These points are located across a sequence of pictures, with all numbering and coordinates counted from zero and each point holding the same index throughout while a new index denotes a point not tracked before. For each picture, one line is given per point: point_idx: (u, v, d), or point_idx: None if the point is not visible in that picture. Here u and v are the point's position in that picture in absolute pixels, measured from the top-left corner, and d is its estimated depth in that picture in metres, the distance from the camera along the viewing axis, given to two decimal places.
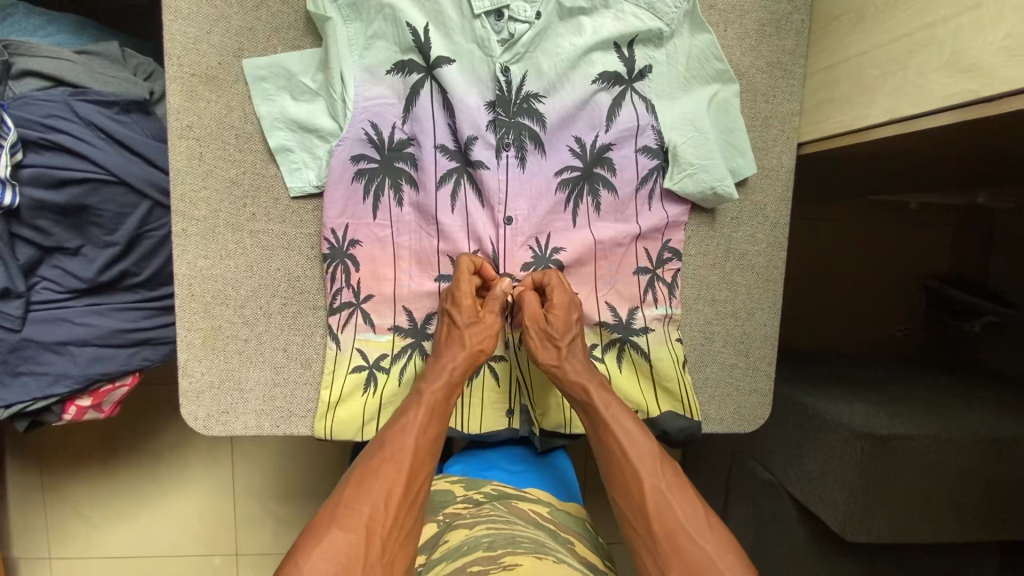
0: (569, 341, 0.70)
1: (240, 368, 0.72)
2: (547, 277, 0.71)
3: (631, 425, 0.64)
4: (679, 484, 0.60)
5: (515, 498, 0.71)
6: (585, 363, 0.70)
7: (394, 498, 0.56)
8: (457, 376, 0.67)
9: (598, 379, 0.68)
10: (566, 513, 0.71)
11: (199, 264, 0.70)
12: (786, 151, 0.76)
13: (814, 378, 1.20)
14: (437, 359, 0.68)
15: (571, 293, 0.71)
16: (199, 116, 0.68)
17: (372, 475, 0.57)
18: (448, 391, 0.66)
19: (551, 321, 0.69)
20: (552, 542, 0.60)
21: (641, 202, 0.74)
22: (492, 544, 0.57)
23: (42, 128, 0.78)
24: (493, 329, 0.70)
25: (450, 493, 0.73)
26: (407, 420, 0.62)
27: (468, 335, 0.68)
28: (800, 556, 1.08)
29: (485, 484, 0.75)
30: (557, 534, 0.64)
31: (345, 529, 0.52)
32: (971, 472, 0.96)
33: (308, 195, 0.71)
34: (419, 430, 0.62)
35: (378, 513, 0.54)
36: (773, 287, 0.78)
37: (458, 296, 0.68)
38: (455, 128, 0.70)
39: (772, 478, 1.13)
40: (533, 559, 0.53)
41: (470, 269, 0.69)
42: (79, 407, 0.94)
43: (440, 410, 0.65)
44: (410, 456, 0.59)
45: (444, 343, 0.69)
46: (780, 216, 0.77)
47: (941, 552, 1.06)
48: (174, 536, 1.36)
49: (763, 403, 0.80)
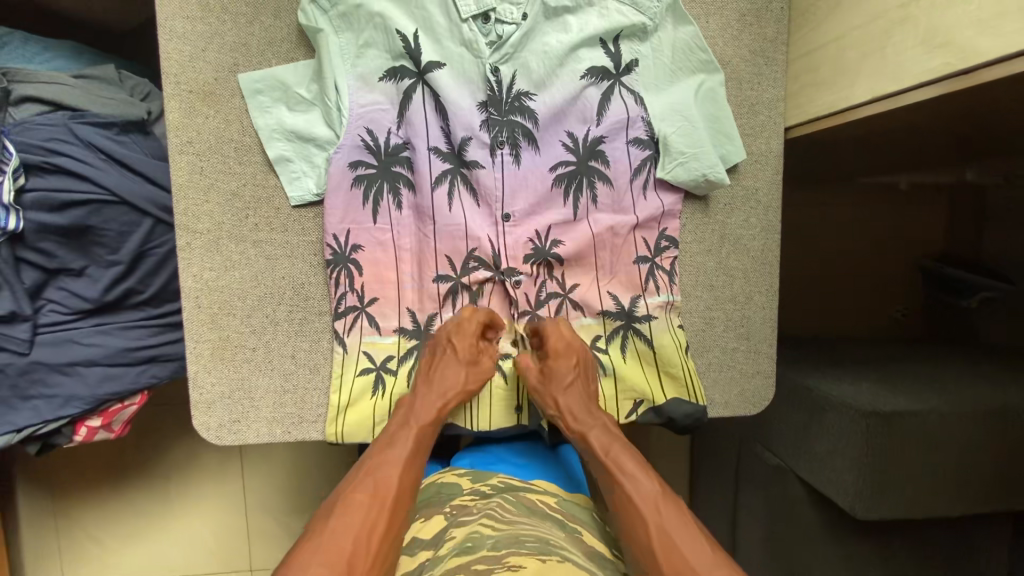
0: (567, 385, 0.71)
1: (249, 376, 0.73)
2: (544, 326, 0.75)
3: (634, 467, 0.60)
4: (687, 526, 0.55)
5: (523, 489, 0.68)
6: (587, 407, 0.69)
7: (375, 535, 0.54)
8: (446, 413, 0.69)
9: (598, 423, 0.67)
10: (575, 505, 0.69)
11: (204, 276, 0.71)
12: (774, 136, 0.77)
13: (816, 362, 1.21)
14: (425, 393, 0.69)
15: (568, 335, 0.74)
16: (198, 131, 0.69)
17: (354, 510, 0.55)
18: (432, 427, 0.68)
19: (554, 365, 0.72)
20: (558, 539, 0.58)
21: (636, 192, 0.76)
22: (496, 544, 0.54)
23: (43, 152, 0.79)
24: (487, 374, 0.74)
25: (456, 486, 0.70)
26: (392, 454, 0.62)
27: (465, 372, 0.72)
28: (812, 539, 1.09)
29: (490, 476, 0.73)
30: (565, 526, 0.62)
31: (323, 566, 0.50)
32: (976, 444, 0.97)
33: (309, 203, 0.72)
34: (402, 465, 0.61)
35: (358, 551, 0.52)
36: (769, 269, 0.79)
37: (463, 331, 0.72)
38: (449, 131, 0.72)
39: (780, 462, 1.14)
40: (539, 562, 0.50)
41: (485, 320, 0.74)
42: (89, 427, 0.94)
43: (424, 448, 0.66)
44: (394, 491, 0.58)
45: (434, 377, 0.71)
46: (772, 200, 0.79)
47: (952, 525, 1.07)
48: (188, 556, 1.36)
49: (766, 385, 0.81)
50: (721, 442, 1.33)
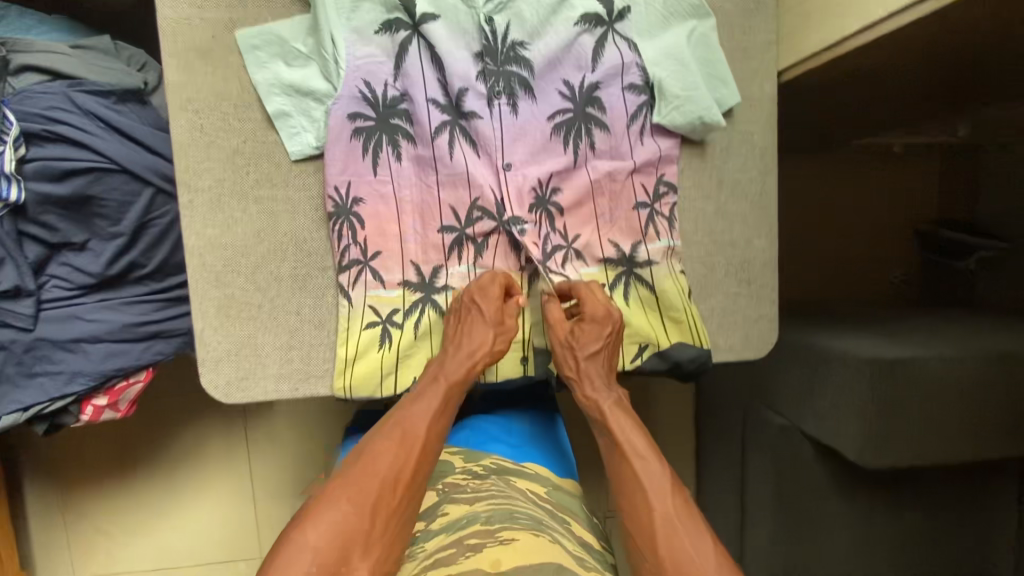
0: (592, 353, 0.73)
1: (255, 334, 0.74)
2: (577, 287, 0.75)
3: (646, 452, 0.66)
4: (688, 515, 0.60)
5: (514, 474, 0.73)
6: (605, 381, 0.73)
7: (400, 479, 0.61)
8: (473, 374, 0.71)
9: (614, 400, 0.71)
10: (563, 493, 0.73)
11: (207, 235, 0.72)
12: (767, 80, 0.78)
13: (818, 322, 1.22)
14: (453, 351, 0.71)
15: (605, 303, 0.74)
16: (196, 89, 0.70)
17: (384, 455, 0.62)
18: (460, 384, 0.70)
19: (579, 331, 0.73)
20: (549, 518, 0.64)
21: (633, 138, 0.76)
22: (491, 519, 0.60)
23: (44, 121, 0.80)
24: (511, 335, 0.74)
25: (450, 463, 0.75)
26: (421, 408, 0.66)
27: (492, 334, 0.72)
28: (820, 496, 1.09)
29: (484, 457, 0.76)
30: (555, 514, 0.66)
31: (353, 501, 0.58)
32: (982, 389, 0.97)
33: (309, 156, 0.72)
34: (430, 418, 0.66)
35: (384, 491, 0.59)
36: (768, 213, 0.80)
37: (487, 294, 0.73)
38: (446, 82, 0.73)
39: (785, 421, 1.14)
40: (529, 536, 0.57)
41: (503, 283, 0.74)
42: (95, 406, 0.94)
43: (452, 403, 0.69)
44: (421, 441, 0.64)
45: (461, 339, 0.71)
46: (768, 143, 0.79)
47: (959, 474, 1.07)
48: (198, 545, 1.36)
49: (770, 328, 0.81)
50: (726, 410, 1.33)
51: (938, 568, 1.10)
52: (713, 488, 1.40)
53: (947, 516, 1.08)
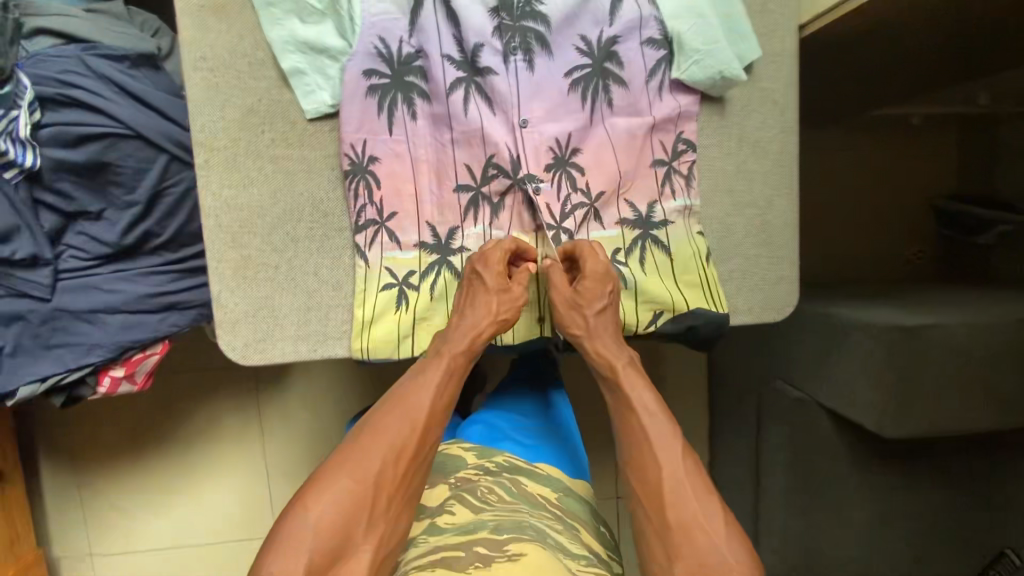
0: (599, 310, 0.71)
1: (272, 296, 0.73)
2: (580, 247, 0.73)
3: (657, 414, 0.65)
4: (698, 478, 0.60)
5: (526, 475, 0.72)
6: (614, 340, 0.71)
7: (403, 457, 0.59)
8: (480, 343, 0.69)
9: (626, 359, 0.70)
10: (574, 499, 0.72)
11: (223, 195, 0.71)
12: (789, 35, 0.76)
13: (835, 294, 1.20)
14: (457, 322, 0.70)
15: (604, 260, 0.73)
16: (211, 47, 0.69)
17: (386, 431, 0.59)
18: (465, 357, 0.68)
19: (583, 288, 0.71)
20: (557, 532, 0.61)
21: (652, 95, 0.75)
22: (498, 528, 0.58)
23: (59, 85, 0.80)
24: (519, 302, 0.72)
25: (462, 459, 0.75)
26: (425, 382, 0.64)
27: (497, 300, 0.70)
28: (837, 468, 1.08)
29: (497, 453, 0.77)
30: (564, 521, 0.65)
31: (355, 478, 0.56)
32: (1006, 355, 0.95)
33: (324, 115, 0.72)
34: (434, 393, 0.63)
35: (386, 469, 0.57)
36: (789, 172, 0.79)
37: (489, 259, 0.71)
38: (461, 38, 0.72)
39: (802, 394, 1.12)
40: (537, 550, 0.54)
41: (512, 249, 0.73)
42: (113, 377, 0.94)
43: (457, 376, 0.67)
44: (425, 417, 0.61)
45: (467, 307, 0.70)
46: (789, 100, 0.78)
47: (980, 446, 1.05)
48: (214, 523, 1.37)
49: (790, 290, 0.80)
50: (740, 386, 1.32)
51: (958, 542, 1.09)
52: (726, 465, 1.40)
53: (968, 490, 1.07)
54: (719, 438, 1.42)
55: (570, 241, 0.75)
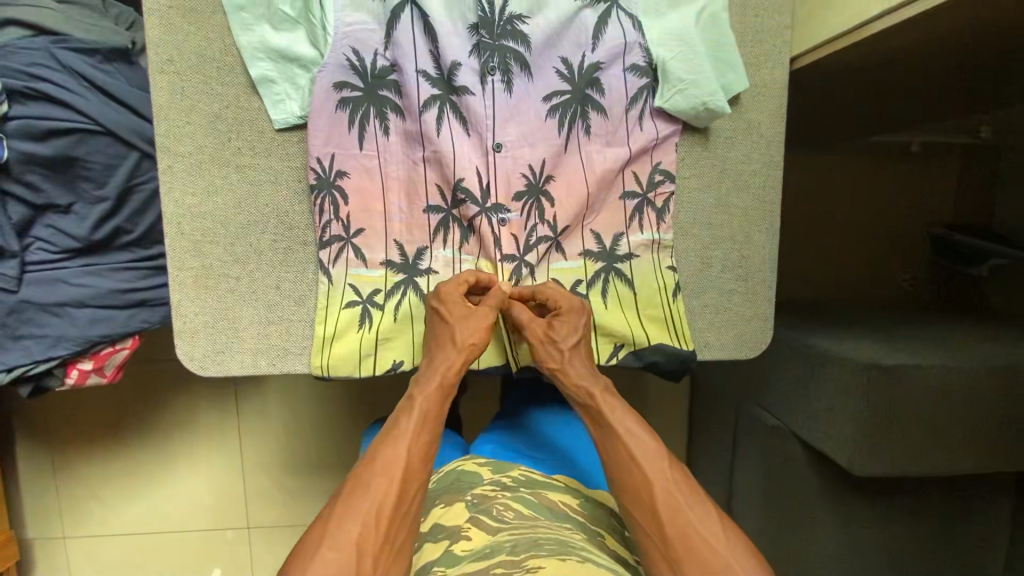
0: (574, 343, 0.70)
1: (233, 307, 0.72)
2: (544, 291, 0.72)
3: (638, 430, 0.62)
4: (689, 487, 0.59)
5: (545, 487, 0.71)
6: (589, 368, 0.70)
7: (385, 515, 0.56)
8: (453, 377, 0.67)
9: (603, 384, 0.67)
10: (595, 505, 0.71)
11: (186, 203, 0.70)
12: (779, 66, 0.74)
13: (819, 322, 1.18)
14: (429, 363, 0.68)
15: (579, 299, 0.72)
16: (179, 49, 0.67)
17: (364, 489, 0.57)
18: (439, 397, 0.66)
19: (558, 324, 0.70)
20: (578, 541, 0.60)
21: (632, 122, 0.73)
22: (516, 547, 0.56)
23: (26, 77, 0.77)
24: (489, 319, 0.70)
25: (478, 475, 0.74)
26: (398, 431, 0.62)
27: (460, 329, 0.68)
28: (810, 502, 1.07)
29: (512, 468, 0.76)
30: (587, 528, 0.65)
31: (335, 547, 0.53)
32: (987, 401, 0.94)
33: (293, 126, 0.70)
34: (410, 440, 0.61)
35: (369, 530, 0.55)
36: (770, 207, 0.76)
37: (445, 295, 0.70)
38: (438, 55, 0.70)
39: (778, 422, 1.11)
40: (555, 562, 0.53)
41: (473, 282, 0.71)
42: (81, 370, 0.92)
43: (435, 417, 0.65)
44: (402, 468, 0.59)
45: (436, 346, 0.69)
46: (775, 133, 0.75)
47: (954, 487, 1.04)
48: (185, 512, 1.37)
49: (763, 329, 0.78)
50: (718, 409, 1.30)
51: None
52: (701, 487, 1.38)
53: (940, 529, 1.06)
54: (695, 459, 1.41)
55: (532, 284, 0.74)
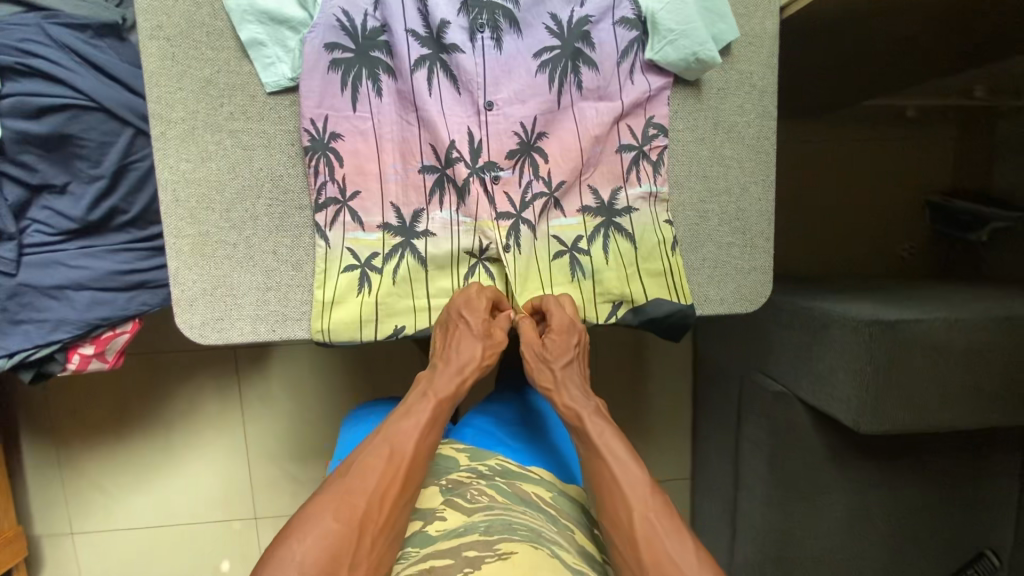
0: (566, 362, 0.71)
1: (230, 274, 0.72)
2: (545, 302, 0.73)
3: (622, 452, 0.62)
4: (668, 516, 0.57)
5: (519, 477, 0.70)
6: (582, 391, 0.70)
7: (389, 498, 0.56)
8: (464, 386, 0.68)
9: (592, 408, 0.67)
10: (568, 500, 0.70)
11: (180, 169, 0.70)
12: (769, 15, 0.74)
13: (819, 288, 1.17)
14: (444, 366, 0.69)
15: (570, 313, 0.73)
16: (168, 15, 0.67)
17: (371, 471, 0.57)
18: (449, 401, 0.67)
19: (549, 342, 0.71)
20: (551, 531, 0.60)
21: (623, 77, 0.74)
22: (488, 529, 0.56)
23: (18, 54, 0.78)
24: (499, 349, 0.73)
25: (453, 461, 0.73)
26: (409, 423, 0.62)
27: (481, 347, 0.70)
28: (819, 469, 1.05)
29: (490, 456, 0.74)
30: (559, 520, 0.64)
31: (338, 519, 0.53)
32: (997, 358, 0.92)
33: (284, 89, 0.70)
34: (419, 435, 0.61)
35: (372, 508, 0.55)
36: (766, 158, 0.76)
37: (474, 305, 0.70)
38: (426, 13, 0.71)
39: (782, 388, 1.07)
40: (528, 549, 0.53)
41: (491, 299, 0.72)
42: (82, 355, 0.90)
43: (442, 418, 0.65)
44: (410, 459, 0.59)
45: (453, 350, 0.70)
46: (768, 84, 0.75)
47: (960, 446, 1.04)
48: (193, 503, 1.37)
49: (764, 281, 0.78)
50: (721, 380, 1.29)
51: (931, 539, 1.08)
52: (706, 463, 1.37)
53: (947, 490, 1.06)
54: (700, 433, 1.40)
55: (539, 296, 0.75)
